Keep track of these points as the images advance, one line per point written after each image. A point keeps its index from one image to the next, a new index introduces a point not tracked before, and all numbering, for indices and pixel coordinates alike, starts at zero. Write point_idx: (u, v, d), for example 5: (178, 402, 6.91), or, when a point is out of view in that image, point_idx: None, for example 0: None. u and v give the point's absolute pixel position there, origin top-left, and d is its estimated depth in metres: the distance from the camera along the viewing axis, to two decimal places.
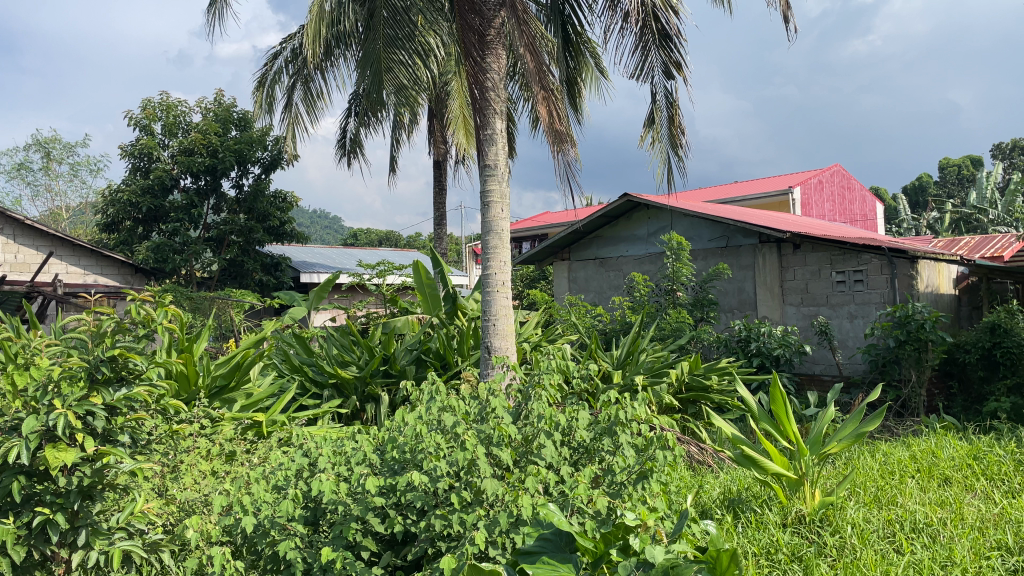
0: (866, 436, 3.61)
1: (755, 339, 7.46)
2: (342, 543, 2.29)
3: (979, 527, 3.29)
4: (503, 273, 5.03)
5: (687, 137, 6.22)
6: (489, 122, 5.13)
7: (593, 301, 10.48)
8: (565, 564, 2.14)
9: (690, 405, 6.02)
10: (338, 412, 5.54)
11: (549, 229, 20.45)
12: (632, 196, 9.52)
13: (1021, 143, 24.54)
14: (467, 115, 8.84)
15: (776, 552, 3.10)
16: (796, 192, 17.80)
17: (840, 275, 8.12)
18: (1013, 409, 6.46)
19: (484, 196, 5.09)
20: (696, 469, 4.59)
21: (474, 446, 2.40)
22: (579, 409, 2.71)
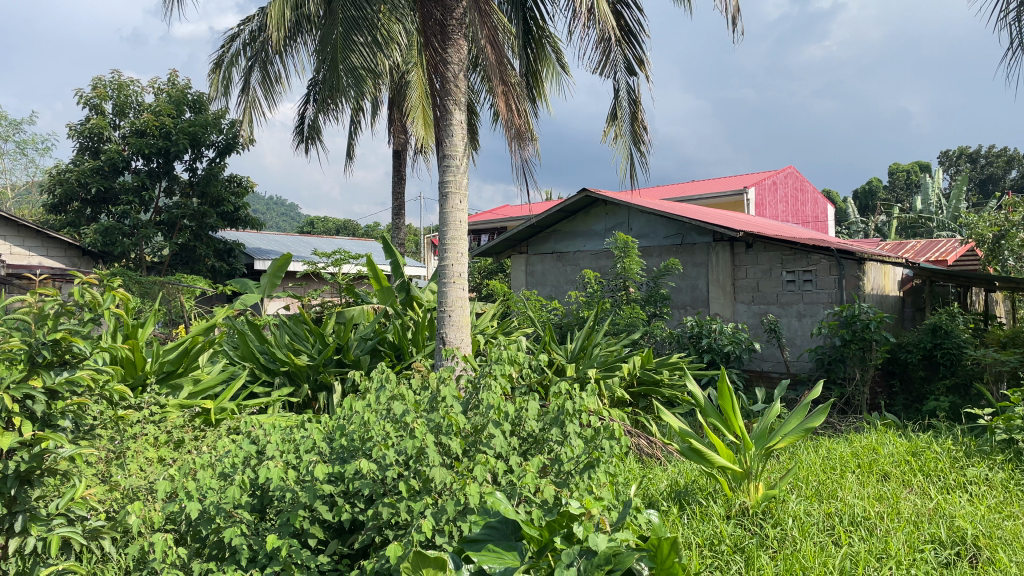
0: (810, 431, 3.71)
1: (706, 336, 7.59)
2: (288, 530, 2.28)
3: (914, 520, 3.40)
4: (460, 264, 5.02)
5: (648, 133, 6.28)
6: (449, 112, 5.11)
7: (549, 294, 10.51)
8: (511, 552, 2.26)
9: (641, 399, 6.11)
10: (289, 401, 5.49)
11: (507, 222, 20.47)
12: (590, 191, 9.58)
13: (966, 151, 25.34)
14: (427, 105, 8.79)
15: (720, 544, 3.18)
16: (750, 193, 18.10)
17: (790, 274, 8.29)
18: (951, 408, 6.69)
19: (442, 186, 5.07)
20: (645, 463, 4.65)
21: (422, 434, 2.40)
22: (529, 399, 2.73)
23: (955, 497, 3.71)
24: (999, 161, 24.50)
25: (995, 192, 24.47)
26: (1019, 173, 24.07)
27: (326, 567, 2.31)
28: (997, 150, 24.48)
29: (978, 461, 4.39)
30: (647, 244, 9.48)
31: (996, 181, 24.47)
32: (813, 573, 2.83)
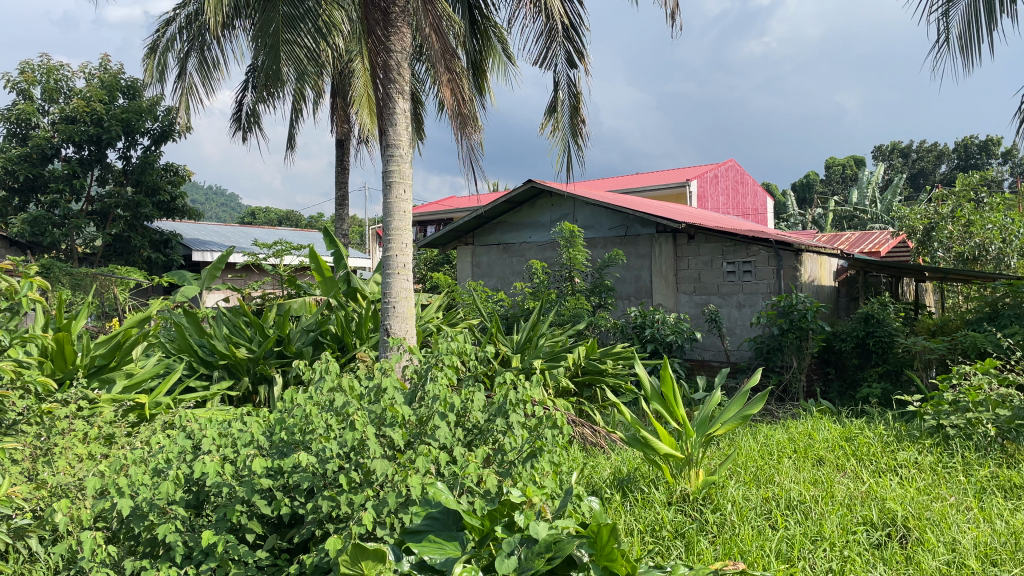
0: (749, 418, 3.78)
1: (649, 326, 7.69)
2: (225, 526, 2.23)
3: (847, 503, 3.51)
4: (404, 255, 4.97)
5: (587, 126, 6.31)
6: (392, 100, 5.03)
7: (495, 286, 10.51)
8: (452, 542, 2.25)
9: (586, 388, 6.15)
10: (228, 395, 5.38)
11: (454, 213, 20.36)
12: (536, 182, 9.58)
13: (898, 145, 26.18)
14: (371, 94, 8.67)
15: (661, 529, 3.24)
16: (693, 185, 18.37)
17: (730, 265, 8.46)
18: (882, 395, 6.93)
19: (386, 176, 5.00)
20: (590, 451, 4.69)
21: (363, 426, 2.37)
22: (474, 390, 2.72)
23: (886, 480, 3.84)
24: (929, 155, 25.39)
25: (926, 186, 25.37)
26: (948, 167, 24.99)
27: (265, 562, 2.27)
28: (927, 145, 25.37)
29: (909, 445, 4.55)
30: (592, 236, 9.54)
31: (927, 175, 25.35)
32: (750, 557, 2.90)
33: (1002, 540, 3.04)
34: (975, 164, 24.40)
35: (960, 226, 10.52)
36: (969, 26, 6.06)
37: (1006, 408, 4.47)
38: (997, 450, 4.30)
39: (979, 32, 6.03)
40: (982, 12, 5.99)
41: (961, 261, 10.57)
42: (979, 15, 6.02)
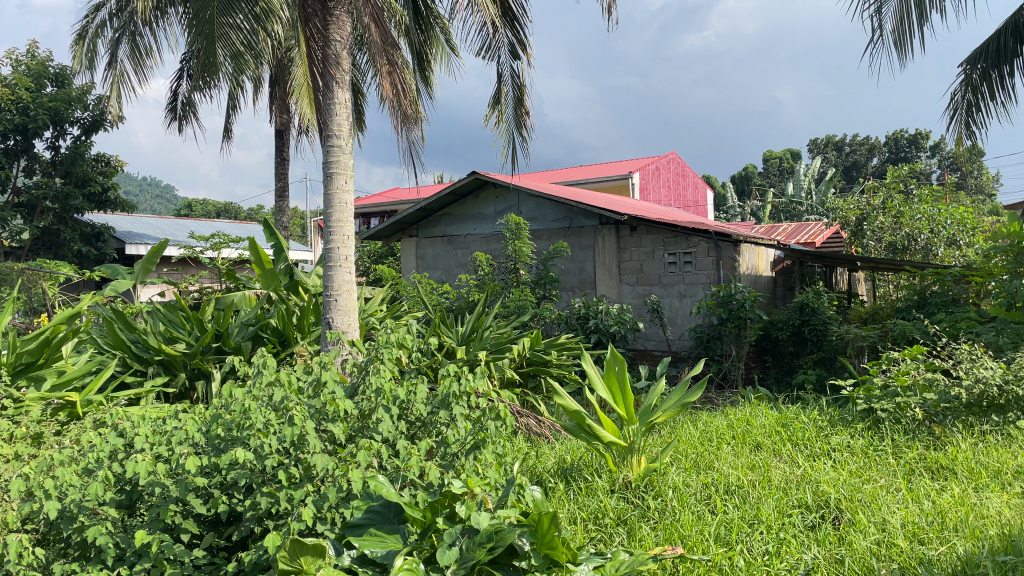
0: (689, 406, 3.85)
1: (593, 317, 7.77)
2: (159, 526, 2.18)
3: (783, 487, 3.61)
4: (346, 247, 4.90)
5: (531, 118, 6.32)
6: (333, 90, 4.93)
7: (439, 278, 10.47)
8: (393, 535, 2.24)
9: (531, 379, 6.17)
10: (163, 391, 5.24)
11: (397, 205, 20.17)
12: (481, 174, 9.55)
13: (833, 139, 26.93)
14: (311, 84, 8.51)
15: (603, 517, 3.27)
16: (635, 177, 18.57)
17: (672, 256, 8.61)
18: (816, 380, 7.14)
19: (327, 167, 4.91)
20: (534, 442, 4.71)
21: (302, 421, 2.35)
22: (417, 382, 2.70)
23: (820, 464, 3.95)
24: (862, 149, 26.16)
25: (859, 179, 26.17)
26: (880, 160, 25.81)
27: (202, 561, 2.22)
28: (860, 139, 26.14)
29: (842, 429, 4.70)
30: (536, 228, 9.56)
31: (860, 168, 26.15)
32: (689, 541, 2.96)
33: (930, 519, 3.15)
34: (905, 157, 25.26)
35: (891, 216, 10.88)
36: (901, 22, 6.26)
37: (933, 392, 4.66)
38: (924, 433, 4.48)
39: (911, 29, 6.23)
40: (913, 9, 6.20)
41: (892, 250, 10.95)
42: (910, 13, 6.22)
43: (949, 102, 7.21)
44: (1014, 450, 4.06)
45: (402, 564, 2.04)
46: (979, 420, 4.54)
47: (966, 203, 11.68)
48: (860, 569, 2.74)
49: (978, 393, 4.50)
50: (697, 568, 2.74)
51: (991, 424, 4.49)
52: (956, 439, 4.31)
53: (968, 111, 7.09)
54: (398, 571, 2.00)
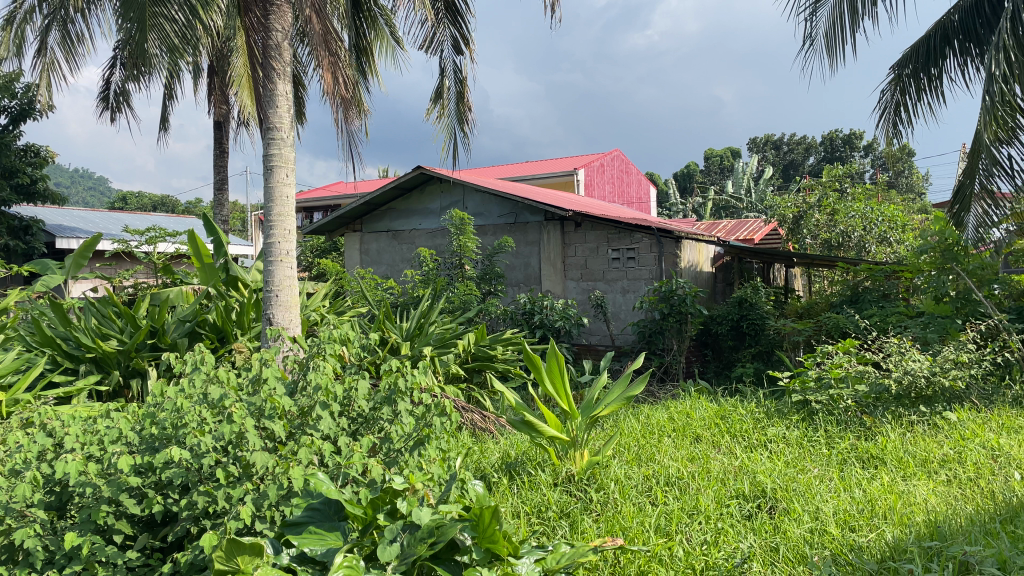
0: (632, 400, 3.91)
1: (538, 312, 7.81)
2: (90, 527, 2.12)
3: (722, 477, 3.69)
4: (287, 241, 4.81)
5: (473, 113, 6.31)
6: (273, 81, 4.82)
7: (384, 273, 10.37)
8: (333, 533, 2.21)
9: (476, 374, 6.16)
10: (96, 390, 5.08)
11: (341, 200, 19.91)
12: (425, 168, 9.49)
13: (771, 138, 27.56)
14: (251, 75, 8.34)
15: (546, 510, 3.30)
16: (580, 174, 18.71)
17: (615, 252, 8.72)
18: (754, 373, 7.33)
19: (267, 159, 4.81)
20: (479, 437, 4.71)
21: (241, 419, 2.30)
22: (359, 378, 2.67)
23: (756, 455, 4.06)
24: (799, 148, 26.85)
25: (796, 177, 26.86)
26: (816, 159, 26.53)
27: (136, 563, 2.17)
28: (797, 138, 26.83)
29: (778, 420, 4.83)
30: (481, 223, 9.56)
31: (797, 166, 26.86)
32: (630, 533, 3.01)
33: (860, 507, 3.26)
34: (840, 157, 26.02)
35: (826, 214, 11.20)
36: (834, 26, 6.44)
37: (864, 384, 4.83)
38: (856, 423, 4.63)
39: (843, 32, 6.42)
40: (845, 13, 6.38)
41: (827, 247, 11.27)
42: (842, 17, 6.41)
43: (879, 101, 7.47)
44: (939, 439, 4.23)
45: (342, 561, 2.02)
46: (908, 410, 4.73)
47: (896, 201, 12.09)
48: (794, 556, 2.82)
49: (906, 384, 4.69)
50: (637, 558, 2.80)
51: (918, 414, 4.68)
52: (886, 429, 4.47)
53: (896, 111, 7.38)
54: (338, 569, 1.97)
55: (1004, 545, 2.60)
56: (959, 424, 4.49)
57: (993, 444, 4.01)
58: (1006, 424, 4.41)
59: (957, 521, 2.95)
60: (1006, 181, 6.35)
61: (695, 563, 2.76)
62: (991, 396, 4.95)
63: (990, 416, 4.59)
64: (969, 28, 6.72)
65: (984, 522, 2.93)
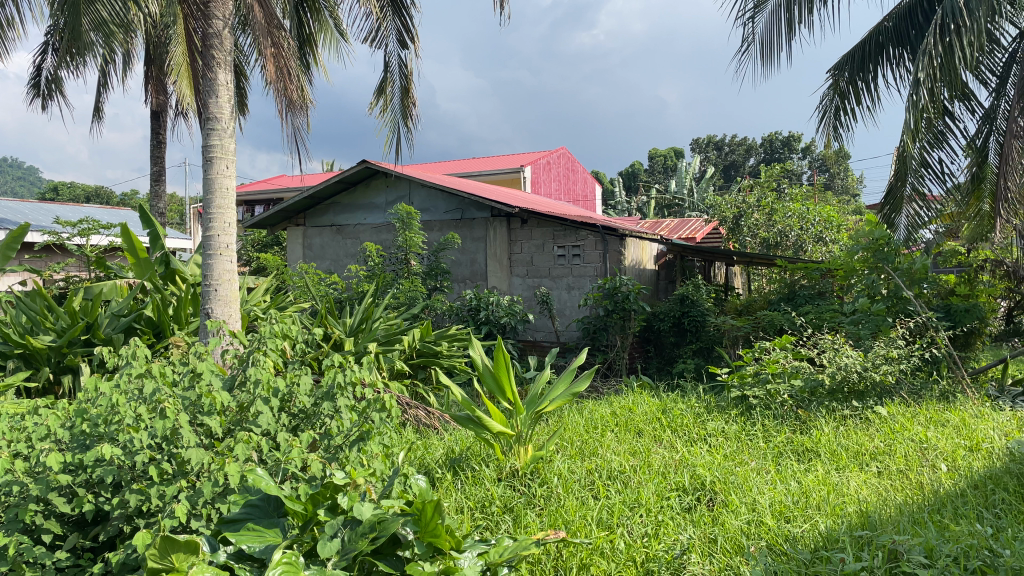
0: (576, 395, 3.95)
1: (483, 308, 7.82)
2: (17, 527, 2.05)
3: (662, 471, 3.76)
4: (227, 235, 4.71)
5: (417, 108, 6.26)
6: (212, 71, 4.70)
7: (328, 268, 10.23)
8: (272, 529, 2.15)
9: (420, 370, 6.13)
10: (25, 386, 4.89)
11: (283, 193, 19.56)
12: (371, 163, 9.39)
13: (713, 139, 28.05)
14: (190, 64, 8.12)
15: (490, 505, 3.31)
16: (526, 171, 18.75)
17: (561, 249, 8.78)
18: (695, 369, 7.47)
19: (206, 150, 4.68)
20: (423, 433, 4.69)
21: (175, 414, 2.24)
22: (301, 374, 2.63)
23: (697, 449, 4.13)
24: (740, 149, 27.41)
25: (737, 178, 27.42)
26: (755, 160, 27.11)
27: (65, 563, 2.10)
28: (738, 139, 27.39)
29: (717, 415, 4.92)
30: (427, 219, 9.51)
31: (738, 167, 27.40)
32: (572, 527, 3.03)
33: (794, 499, 3.34)
34: (778, 158, 26.65)
35: (765, 214, 11.46)
36: (774, 30, 6.59)
37: (800, 379, 4.99)
38: (792, 418, 4.76)
39: (782, 37, 6.57)
40: (784, 18, 6.53)
41: (765, 246, 11.54)
42: (781, 22, 6.55)
43: (818, 105, 7.65)
44: (871, 433, 4.37)
45: (281, 557, 1.97)
46: (841, 405, 4.87)
47: (831, 202, 12.44)
48: (731, 547, 2.89)
49: (839, 380, 4.85)
50: (579, 552, 2.82)
51: (850, 408, 4.82)
52: (820, 422, 4.60)
53: (836, 114, 7.54)
54: (277, 565, 1.93)
55: (931, 534, 2.70)
56: (890, 418, 4.64)
57: (921, 437, 4.16)
58: (933, 417, 4.58)
59: (886, 511, 3.06)
60: (936, 183, 6.69)
61: (636, 556, 2.80)
62: (919, 391, 5.14)
63: (918, 410, 4.76)
64: (902, 33, 6.99)
65: (912, 511, 3.04)
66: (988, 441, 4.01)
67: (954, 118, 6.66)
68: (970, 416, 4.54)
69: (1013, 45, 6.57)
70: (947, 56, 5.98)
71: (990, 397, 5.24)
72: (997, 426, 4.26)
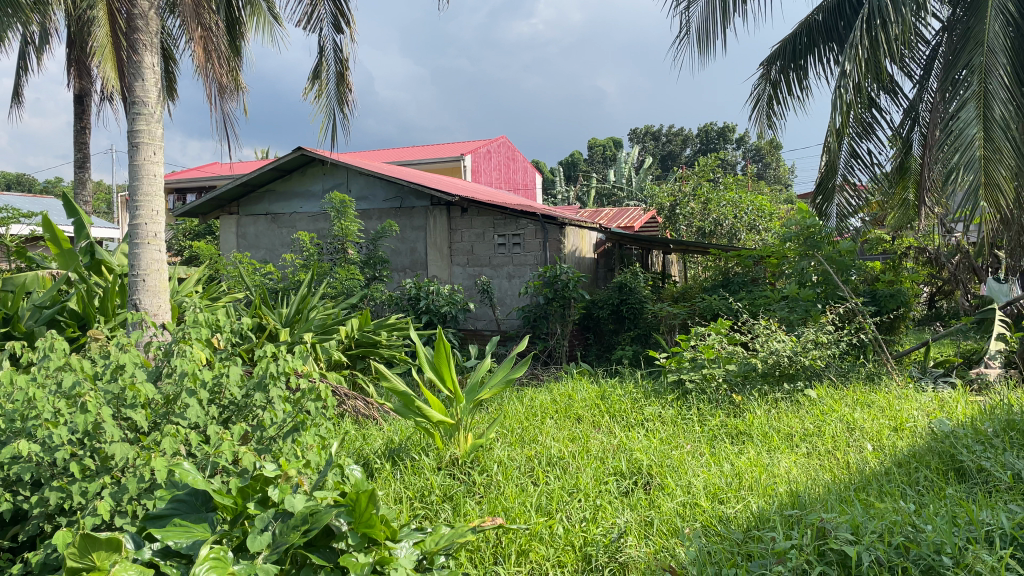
0: (515, 382, 3.96)
1: (424, 297, 7.77)
2: None
3: (600, 456, 3.80)
4: (155, 223, 4.56)
5: (353, 94, 6.16)
6: (137, 53, 4.52)
7: (262, 258, 10.00)
8: (200, 524, 2.09)
9: (359, 360, 6.06)
10: None
11: (216, 180, 19.02)
12: (307, 149, 9.19)
13: (651, 129, 28.40)
14: (115, 46, 7.80)
15: (430, 494, 3.29)
16: (466, 159, 18.66)
17: (501, 237, 8.79)
18: (632, 356, 7.58)
19: (131, 135, 4.51)
20: (362, 424, 4.64)
21: (98, 408, 2.16)
22: (231, 364, 2.57)
23: (634, 433, 4.19)
24: (677, 139, 27.82)
25: (674, 168, 27.83)
26: (692, 151, 27.55)
27: None
28: (675, 130, 27.79)
29: (654, 400, 5.00)
30: (365, 207, 9.38)
31: (675, 157, 27.82)
32: (512, 513, 3.05)
33: (728, 480, 3.42)
34: (714, 148, 27.16)
35: (700, 203, 11.67)
36: (708, 19, 6.68)
37: (734, 363, 5.12)
38: (726, 401, 4.86)
39: (716, 26, 6.67)
40: (718, 8, 6.63)
41: (700, 235, 11.75)
42: (715, 12, 6.66)
43: (751, 94, 7.80)
44: (801, 415, 4.50)
45: (209, 552, 1.91)
46: (773, 387, 4.99)
47: (763, 192, 12.73)
48: (667, 529, 2.94)
49: (771, 363, 5.00)
50: (518, 538, 2.84)
51: (781, 391, 4.95)
52: (752, 405, 4.71)
53: (769, 103, 7.71)
54: (204, 561, 1.87)
55: (858, 511, 2.79)
56: (819, 400, 4.78)
57: (849, 418, 4.31)
58: (859, 399, 4.74)
59: (816, 490, 3.15)
60: (865, 173, 6.91)
61: (574, 540, 2.83)
62: (847, 373, 5.31)
63: (846, 392, 4.91)
64: (831, 25, 7.17)
65: (839, 490, 3.14)
66: (911, 421, 4.17)
67: (881, 110, 6.88)
68: (894, 397, 4.71)
69: (935, 39, 6.78)
70: (873, 50, 6.15)
71: (913, 378, 5.44)
72: (920, 407, 4.44)
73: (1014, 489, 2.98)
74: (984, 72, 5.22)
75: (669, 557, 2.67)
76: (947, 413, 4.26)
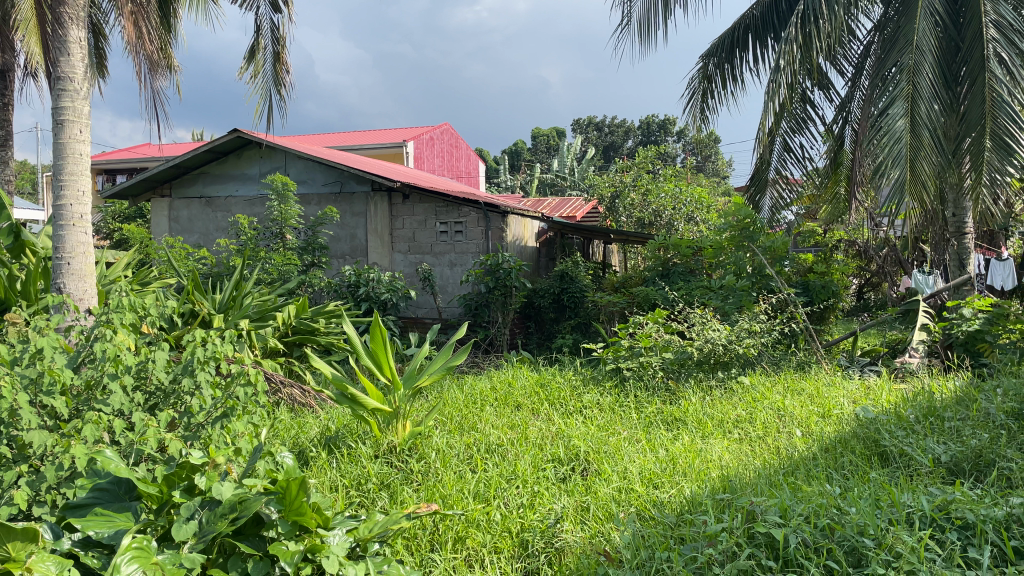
0: (454, 370, 3.95)
1: (363, 284, 7.69)
2: None
3: (538, 442, 3.82)
4: (80, 204, 4.39)
5: (290, 75, 6.03)
6: (62, 27, 4.31)
7: (195, 243, 9.72)
8: (122, 513, 2.02)
9: (296, 347, 5.96)
10: None
11: (149, 162, 18.41)
12: (243, 132, 8.97)
13: (594, 120, 28.60)
14: (40, 19, 7.46)
15: (366, 482, 3.26)
16: (409, 146, 18.49)
17: (443, 225, 8.74)
18: (572, 344, 7.64)
19: (55, 112, 4.31)
20: (298, 412, 4.56)
21: (14, 394, 2.07)
22: (157, 349, 2.50)
23: (572, 421, 4.22)
24: (618, 130, 28.07)
25: (615, 158, 28.09)
26: (633, 142, 27.83)
27: None
28: (617, 121, 28.04)
29: (593, 387, 5.06)
30: (304, 191, 9.22)
31: (616, 148, 28.07)
32: (450, 500, 3.04)
33: (662, 465, 3.48)
34: (655, 140, 27.52)
35: (640, 194, 11.81)
36: (650, 11, 6.73)
37: (670, 352, 5.20)
38: (662, 388, 4.94)
39: (658, 18, 6.73)
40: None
41: (640, 225, 11.89)
42: (657, 4, 6.71)
43: (687, 88, 7.90)
44: (734, 401, 4.61)
45: (132, 542, 1.86)
46: (707, 375, 5.10)
47: (701, 184, 12.96)
48: (602, 514, 2.97)
49: (706, 352, 5.11)
50: (454, 525, 2.84)
51: (716, 378, 5.06)
52: (688, 393, 4.80)
53: (704, 97, 7.83)
54: (127, 551, 1.82)
55: (786, 495, 2.87)
56: (752, 387, 4.90)
57: (779, 405, 4.43)
58: (790, 386, 4.88)
59: (746, 475, 3.24)
60: (797, 167, 7.08)
61: (512, 527, 2.85)
62: (778, 362, 5.46)
63: (777, 379, 5.05)
64: (767, 22, 7.30)
65: (769, 474, 3.23)
66: (838, 408, 4.31)
67: (813, 106, 7.04)
68: (823, 384, 4.86)
69: (866, 37, 6.97)
70: (806, 46, 6.28)
71: (842, 366, 5.62)
72: (846, 394, 4.59)
73: (934, 472, 3.10)
74: (913, 70, 5.39)
75: (603, 542, 2.71)
76: (872, 400, 4.42)
